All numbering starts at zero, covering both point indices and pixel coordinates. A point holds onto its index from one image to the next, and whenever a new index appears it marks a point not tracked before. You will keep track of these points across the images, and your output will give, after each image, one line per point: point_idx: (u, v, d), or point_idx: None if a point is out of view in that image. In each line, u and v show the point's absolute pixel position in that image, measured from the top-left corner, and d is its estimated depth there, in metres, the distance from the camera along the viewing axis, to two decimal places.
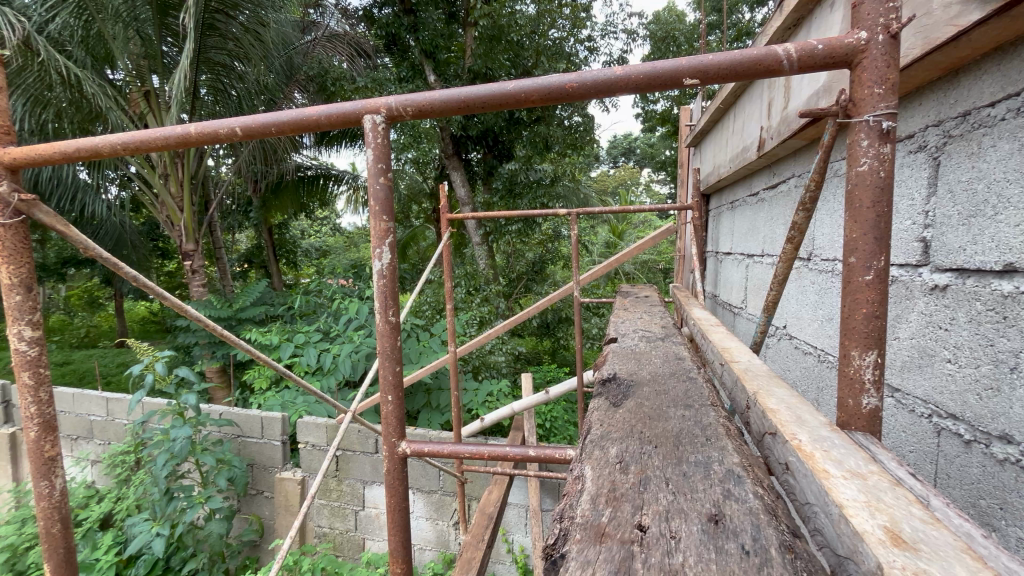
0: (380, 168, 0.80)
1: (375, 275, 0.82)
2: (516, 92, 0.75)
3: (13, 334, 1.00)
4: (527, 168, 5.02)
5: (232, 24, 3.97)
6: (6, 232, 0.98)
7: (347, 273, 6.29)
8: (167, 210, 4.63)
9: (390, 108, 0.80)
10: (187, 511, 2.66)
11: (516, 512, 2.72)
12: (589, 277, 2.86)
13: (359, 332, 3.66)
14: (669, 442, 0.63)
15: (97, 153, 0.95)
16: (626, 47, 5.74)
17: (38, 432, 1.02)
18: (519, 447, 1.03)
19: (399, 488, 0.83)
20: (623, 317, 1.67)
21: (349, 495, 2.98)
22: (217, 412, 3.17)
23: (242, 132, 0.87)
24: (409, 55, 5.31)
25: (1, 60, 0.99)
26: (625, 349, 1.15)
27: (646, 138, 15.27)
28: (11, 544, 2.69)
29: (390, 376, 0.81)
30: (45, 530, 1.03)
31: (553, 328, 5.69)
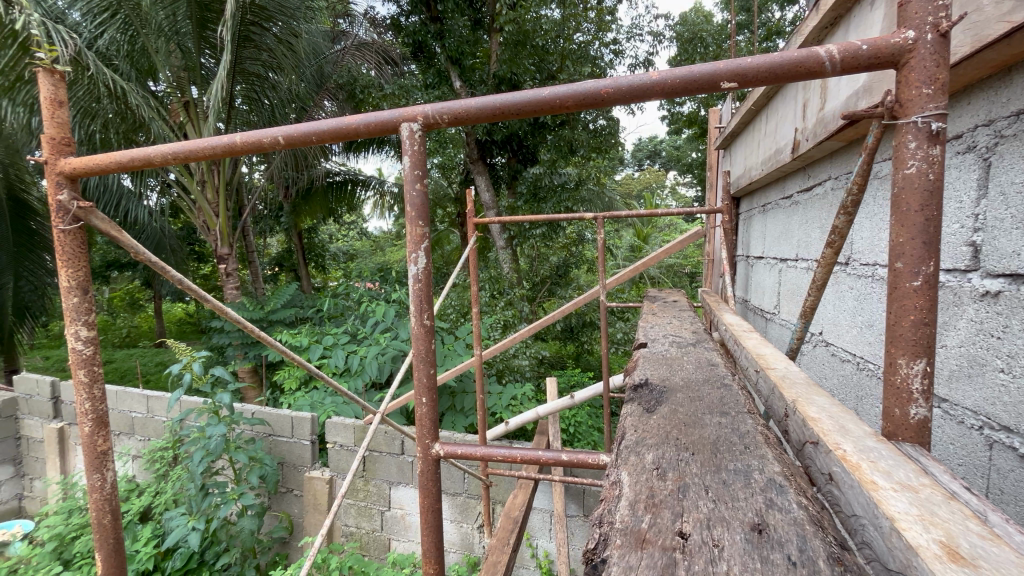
0: (416, 174, 0.82)
1: (410, 279, 0.84)
2: (551, 98, 0.76)
3: (71, 334, 1.06)
4: (551, 172, 5.00)
5: (266, 35, 4.12)
6: (66, 238, 1.04)
7: (374, 277, 6.41)
8: (204, 216, 4.81)
9: (427, 116, 0.82)
10: (220, 507, 2.74)
11: (541, 516, 2.72)
12: (616, 281, 2.82)
13: (386, 334, 3.72)
14: (707, 450, 0.63)
15: (148, 163, 1.00)
16: (652, 49, 5.70)
17: (91, 428, 1.07)
18: (549, 451, 1.04)
19: (433, 489, 0.84)
20: (652, 322, 1.65)
21: (375, 495, 3.02)
22: (250, 412, 3.26)
23: (284, 141, 0.90)
24: (435, 62, 5.40)
25: (61, 75, 1.05)
26: (655, 354, 1.14)
27: (671, 141, 15.09)
28: (59, 533, 2.84)
29: (425, 378, 0.82)
30: (96, 521, 1.08)
31: (577, 333, 5.65)
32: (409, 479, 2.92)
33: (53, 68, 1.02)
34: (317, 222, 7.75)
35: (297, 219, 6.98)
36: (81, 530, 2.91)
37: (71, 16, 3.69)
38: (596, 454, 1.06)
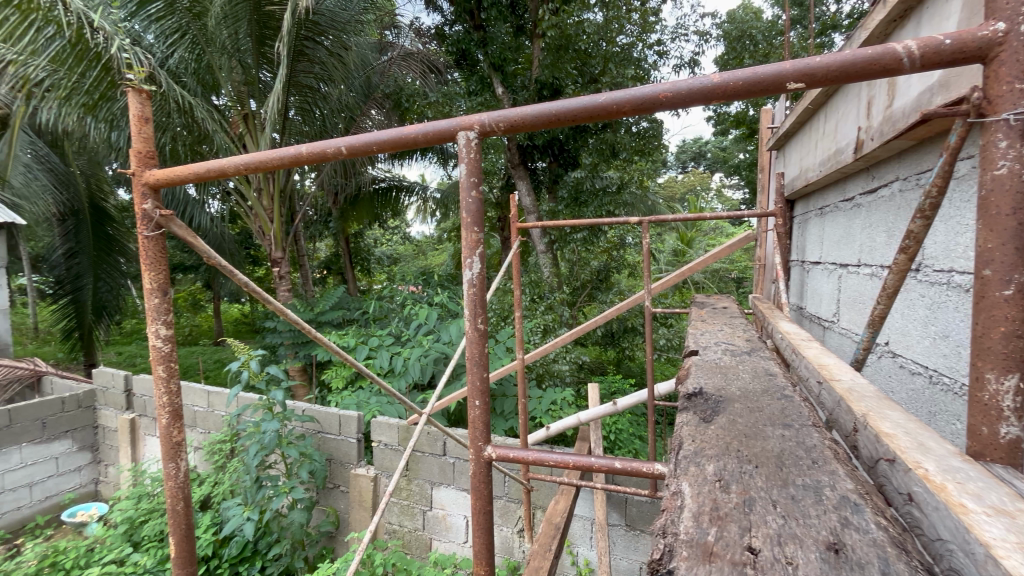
0: (472, 181, 0.84)
1: (465, 284, 0.85)
2: (608, 104, 0.76)
3: (152, 332, 1.15)
4: (592, 176, 4.97)
5: (318, 49, 4.34)
6: (148, 243, 1.12)
7: (417, 281, 6.57)
8: (260, 221, 5.08)
9: (483, 125, 0.84)
10: (273, 500, 2.87)
11: (581, 524, 2.69)
12: (661, 286, 2.76)
13: (429, 337, 3.80)
14: (771, 463, 0.60)
15: (222, 173, 1.07)
16: (697, 49, 5.57)
17: (168, 420, 1.16)
18: (602, 457, 1.01)
19: (485, 492, 0.85)
20: (702, 329, 1.60)
21: (417, 494, 3.08)
22: (301, 409, 3.40)
23: (347, 151, 0.94)
24: (478, 69, 5.49)
25: (146, 94, 1.14)
26: (708, 362, 1.10)
27: (718, 141, 14.62)
28: (130, 517, 3.06)
29: (478, 382, 0.84)
30: (171, 508, 1.16)
31: (618, 338, 5.55)
32: (451, 479, 2.97)
33: (141, 88, 1.11)
34: (363, 227, 8.02)
35: (345, 224, 7.23)
36: (149, 514, 3.12)
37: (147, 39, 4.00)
38: (652, 463, 1.00)
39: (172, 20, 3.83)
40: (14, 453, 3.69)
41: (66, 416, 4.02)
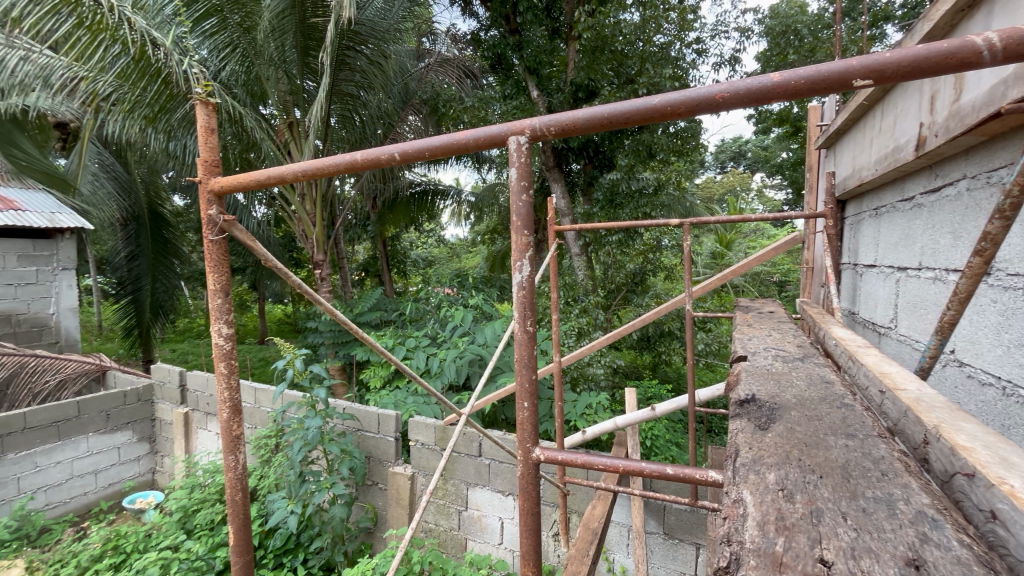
0: (523, 185, 0.85)
1: (515, 286, 0.86)
2: (662, 105, 0.76)
3: (215, 331, 1.21)
4: (629, 177, 4.91)
5: (359, 57, 4.48)
6: (213, 246, 1.19)
7: (452, 283, 6.67)
8: (303, 225, 5.28)
9: (534, 129, 0.85)
10: (315, 494, 2.96)
11: (618, 530, 2.66)
12: (703, 289, 2.69)
13: (464, 339, 3.86)
14: (837, 474, 0.59)
15: (282, 180, 1.12)
16: (738, 46, 5.41)
17: (229, 414, 1.22)
18: (653, 463, 0.99)
19: (533, 492, 0.86)
20: (748, 333, 1.56)
21: (453, 494, 3.11)
22: (342, 407, 3.49)
23: (399, 156, 0.97)
24: (513, 73, 5.52)
25: (211, 105, 1.20)
26: (759, 368, 1.07)
27: (759, 140, 14.15)
28: (183, 505, 3.23)
29: (527, 384, 0.85)
30: (231, 498, 1.22)
31: (653, 343, 5.42)
32: (486, 480, 2.99)
33: (207, 100, 1.18)
34: (400, 230, 8.20)
35: (383, 228, 7.41)
36: (201, 504, 3.29)
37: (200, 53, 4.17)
38: (706, 470, 0.97)
39: (224, 35, 4.01)
40: (82, 441, 3.98)
41: (127, 409, 4.27)
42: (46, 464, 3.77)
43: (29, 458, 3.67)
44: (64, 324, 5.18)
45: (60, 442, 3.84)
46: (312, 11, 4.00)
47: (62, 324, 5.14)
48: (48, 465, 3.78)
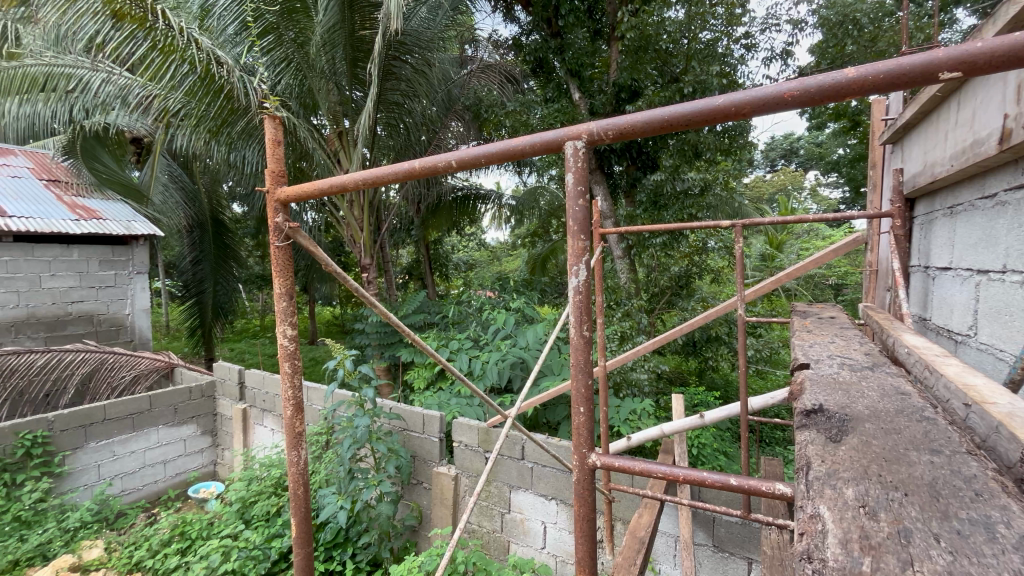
0: (580, 190, 0.86)
1: (571, 290, 0.87)
2: (726, 106, 0.77)
3: (280, 332, 1.28)
4: (673, 178, 4.78)
5: (404, 67, 4.62)
6: (279, 252, 1.26)
7: (494, 286, 6.73)
8: (351, 230, 5.48)
9: (592, 133, 0.87)
10: (364, 491, 3.06)
11: (665, 540, 2.59)
12: (755, 292, 2.58)
13: (506, 342, 3.90)
14: (924, 492, 0.56)
15: (343, 188, 1.18)
16: (791, 39, 5.19)
17: (292, 413, 1.29)
18: (716, 473, 0.95)
19: (588, 497, 0.86)
20: (809, 340, 1.49)
21: (496, 497, 3.13)
22: (388, 407, 3.58)
23: (457, 164, 1.01)
24: (555, 76, 5.53)
25: (276, 120, 1.27)
26: (824, 376, 1.02)
27: (813, 137, 13.49)
28: (242, 497, 3.40)
29: (583, 388, 0.85)
30: (293, 492, 1.29)
31: (700, 348, 5.25)
32: (529, 484, 2.99)
33: (275, 115, 1.26)
34: (442, 235, 8.36)
35: (426, 232, 7.58)
36: (258, 495, 3.45)
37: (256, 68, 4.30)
38: (772, 482, 0.93)
39: (280, 51, 4.17)
40: (152, 433, 4.29)
41: (192, 403, 4.56)
42: (122, 452, 4.09)
43: (108, 447, 3.99)
44: (138, 323, 5.55)
45: (135, 433, 4.16)
46: (360, 24, 4.18)
47: (136, 324, 5.55)
48: (124, 453, 4.10)
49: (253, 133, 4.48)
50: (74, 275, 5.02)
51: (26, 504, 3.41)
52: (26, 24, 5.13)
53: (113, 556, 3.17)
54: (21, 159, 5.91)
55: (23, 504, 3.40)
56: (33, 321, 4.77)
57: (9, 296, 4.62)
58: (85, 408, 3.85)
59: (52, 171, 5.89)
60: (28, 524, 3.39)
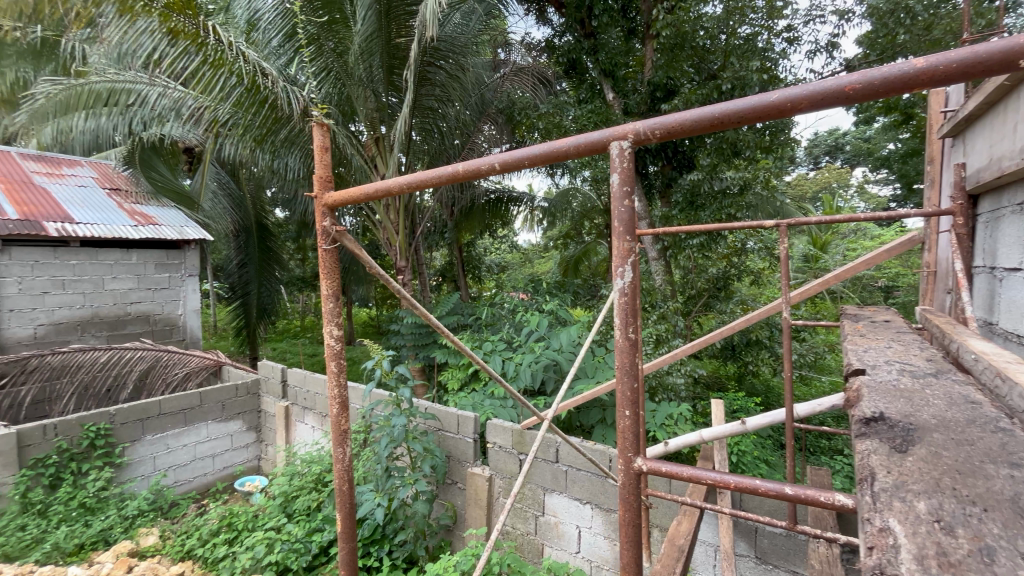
0: (625, 191, 0.86)
1: (616, 292, 0.86)
2: (782, 101, 0.78)
3: (327, 332, 1.33)
4: (711, 177, 4.66)
5: (438, 72, 4.69)
6: (326, 254, 1.31)
7: (527, 288, 6.73)
8: (387, 234, 5.61)
9: (638, 133, 0.88)
10: (400, 489, 3.12)
11: (704, 549, 2.52)
12: (801, 295, 2.48)
13: (539, 344, 3.90)
14: (1005, 508, 0.53)
15: (387, 192, 1.22)
16: (837, 31, 4.96)
17: (338, 410, 1.33)
18: (771, 482, 0.93)
19: (634, 503, 0.85)
20: (863, 345, 1.42)
21: (530, 499, 3.12)
22: (424, 407, 3.63)
23: (500, 167, 1.03)
24: (587, 78, 5.51)
25: (323, 127, 1.32)
26: (882, 383, 0.96)
27: (860, 132, 12.86)
28: (285, 491, 3.52)
29: (628, 391, 0.84)
30: (338, 488, 1.33)
31: (739, 352, 5.09)
32: (563, 487, 2.97)
33: (323, 122, 1.31)
34: (475, 237, 8.44)
35: (459, 234, 7.66)
36: (300, 490, 3.56)
37: (299, 78, 4.46)
38: (831, 492, 0.89)
39: (321, 61, 4.31)
40: (202, 427, 4.50)
41: (239, 400, 4.75)
42: (175, 446, 4.32)
43: (162, 440, 4.22)
44: (190, 323, 5.81)
45: (186, 427, 4.38)
46: (397, 32, 4.28)
47: (187, 324, 5.81)
48: (177, 447, 4.32)
49: (295, 141, 4.64)
50: (133, 278, 5.34)
51: (90, 492, 3.64)
52: (91, 44, 5.50)
53: (167, 543, 3.36)
54: (87, 170, 6.33)
55: (88, 491, 3.65)
56: (97, 320, 5.10)
57: (76, 296, 4.96)
58: (142, 403, 4.08)
59: (114, 180, 6.28)
60: (92, 510, 3.63)
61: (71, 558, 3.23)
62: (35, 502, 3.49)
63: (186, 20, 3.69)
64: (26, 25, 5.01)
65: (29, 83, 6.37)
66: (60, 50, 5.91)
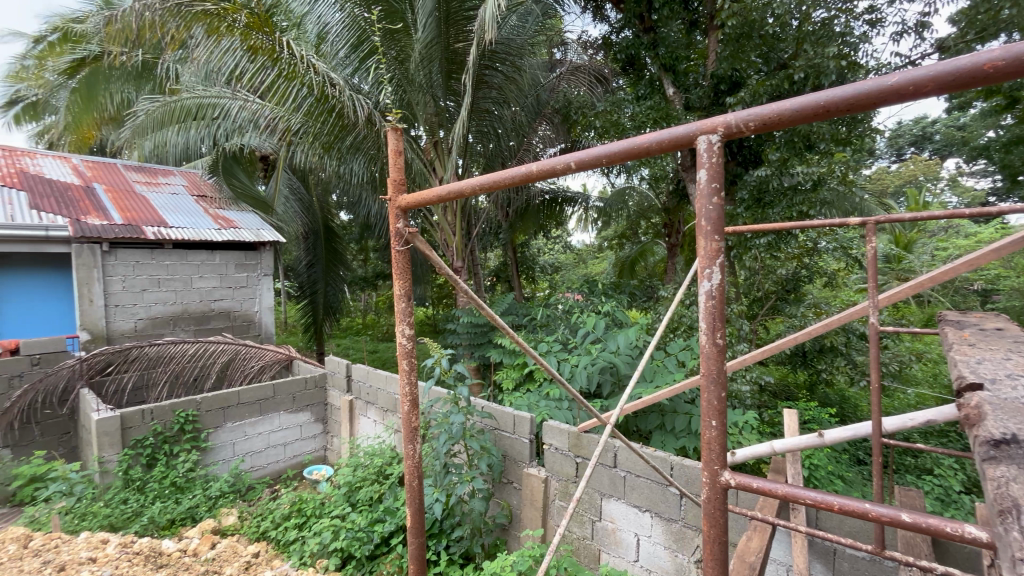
0: (714, 187, 0.83)
1: (703, 295, 0.83)
2: (899, 85, 0.73)
3: (400, 332, 1.37)
4: (781, 173, 4.39)
5: (496, 75, 4.73)
6: (399, 256, 1.35)
7: (582, 288, 6.64)
8: (444, 235, 5.73)
9: (729, 126, 0.84)
10: (458, 486, 3.18)
11: (775, 568, 2.37)
12: (888, 299, 2.27)
13: (596, 345, 3.83)
14: None
15: (461, 194, 1.24)
16: (927, 9, 4.52)
17: (409, 408, 1.37)
18: (881, 506, 0.82)
19: (720, 519, 0.82)
20: (972, 355, 1.28)
21: (587, 503, 3.07)
22: (481, 405, 3.66)
23: (577, 165, 1.02)
24: (646, 74, 5.38)
25: (396, 130, 1.35)
26: (1007, 400, 0.86)
27: (952, 119, 11.66)
28: (349, 481, 3.66)
29: (715, 400, 0.81)
30: (409, 483, 1.38)
31: (811, 359, 4.76)
32: (622, 493, 2.90)
33: (397, 127, 1.35)
34: (529, 238, 8.48)
35: (513, 235, 7.70)
36: (363, 480, 3.68)
37: (364, 87, 4.67)
38: (960, 524, 0.76)
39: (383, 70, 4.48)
40: (275, 417, 4.80)
41: (308, 393, 5.02)
42: (252, 433, 4.64)
43: (241, 428, 4.55)
44: (264, 320, 6.22)
45: (261, 416, 4.69)
46: (455, 38, 4.36)
47: (262, 320, 6.23)
48: (254, 434, 4.65)
49: (360, 146, 4.83)
50: (216, 277, 5.80)
51: (180, 472, 3.99)
52: (183, 64, 6.05)
53: (244, 525, 3.64)
54: (179, 179, 6.94)
55: (178, 472, 3.99)
56: (185, 316, 5.57)
57: (168, 294, 5.44)
58: (223, 393, 4.40)
59: (201, 187, 6.85)
60: (182, 489, 3.97)
61: (164, 532, 3.56)
62: (135, 478, 3.86)
63: (264, 37, 3.99)
64: (130, 50, 5.60)
65: (132, 102, 7.08)
66: (157, 71, 6.54)
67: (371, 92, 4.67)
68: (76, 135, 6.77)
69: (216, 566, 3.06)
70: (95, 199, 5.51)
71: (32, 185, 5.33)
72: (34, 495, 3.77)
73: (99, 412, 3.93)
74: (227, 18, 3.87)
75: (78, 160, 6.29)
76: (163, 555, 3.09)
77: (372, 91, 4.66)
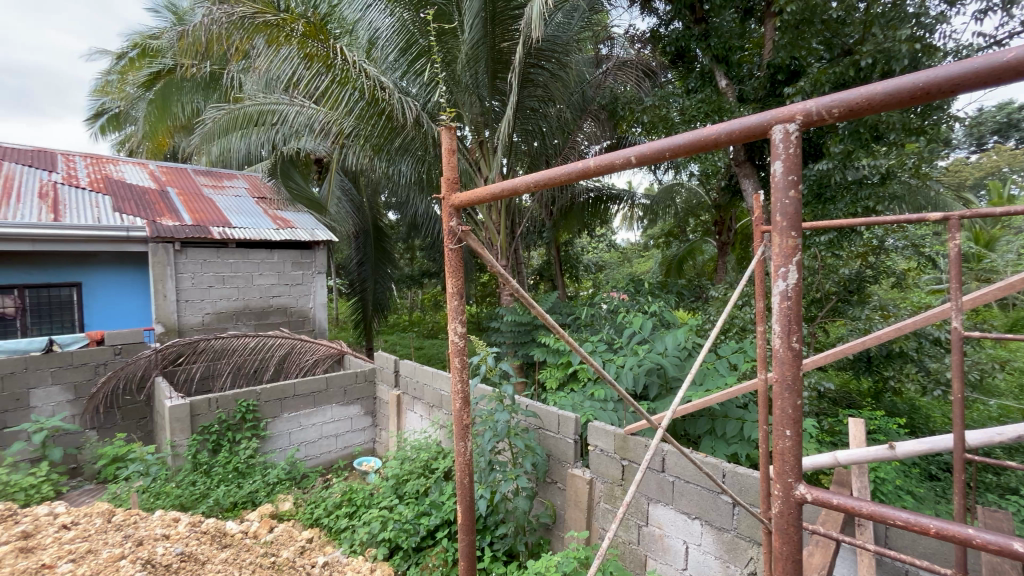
0: (790, 180, 0.79)
1: (777, 295, 0.79)
2: (1017, 60, 0.64)
3: (452, 329, 1.39)
4: (844, 166, 4.11)
5: (541, 73, 4.72)
6: (452, 254, 1.37)
7: (627, 287, 6.50)
8: (489, 234, 5.77)
9: (808, 113, 0.79)
10: (502, 483, 3.19)
11: None
12: (974, 302, 2.06)
13: (642, 346, 3.73)
14: None
15: (515, 192, 1.23)
16: None
17: (460, 405, 1.38)
18: (988, 533, 0.73)
19: (793, 532, 0.77)
20: None
21: (633, 507, 3.00)
22: (525, 404, 3.64)
23: (637, 160, 0.98)
24: (697, 66, 5.20)
25: (449, 129, 1.36)
26: None
27: None
28: (396, 473, 3.75)
29: (790, 408, 0.76)
30: (460, 479, 1.39)
31: (877, 365, 4.45)
32: (670, 499, 2.82)
33: (451, 126, 1.36)
34: (573, 237, 8.41)
35: (557, 233, 7.66)
36: (410, 474, 3.76)
37: (412, 89, 4.78)
38: None
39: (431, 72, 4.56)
40: (328, 409, 4.99)
41: (358, 386, 5.19)
42: (306, 424, 4.86)
43: (296, 419, 4.78)
44: (318, 315, 6.49)
45: (315, 408, 4.90)
46: (500, 37, 4.37)
47: (316, 316, 6.49)
48: (308, 425, 4.86)
49: (408, 147, 4.93)
50: (274, 274, 6.10)
51: (242, 458, 4.23)
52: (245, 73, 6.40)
53: (299, 511, 3.81)
54: (241, 182, 7.34)
55: (240, 457, 4.23)
56: (247, 311, 5.90)
57: (232, 290, 5.78)
58: (281, 384, 4.62)
59: (261, 189, 7.24)
60: (243, 474, 4.21)
61: (228, 514, 3.80)
62: (201, 462, 4.13)
63: (320, 45, 4.18)
64: (200, 62, 6.00)
65: (200, 110, 7.55)
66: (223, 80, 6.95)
67: (421, 94, 4.78)
68: (153, 143, 7.34)
69: (274, 549, 3.22)
70: (168, 202, 5.94)
71: (116, 189, 5.82)
72: (116, 473, 4.12)
73: (171, 400, 4.24)
74: (285, 28, 4.06)
75: (154, 166, 6.80)
76: (227, 536, 3.28)
77: (421, 93, 4.77)
